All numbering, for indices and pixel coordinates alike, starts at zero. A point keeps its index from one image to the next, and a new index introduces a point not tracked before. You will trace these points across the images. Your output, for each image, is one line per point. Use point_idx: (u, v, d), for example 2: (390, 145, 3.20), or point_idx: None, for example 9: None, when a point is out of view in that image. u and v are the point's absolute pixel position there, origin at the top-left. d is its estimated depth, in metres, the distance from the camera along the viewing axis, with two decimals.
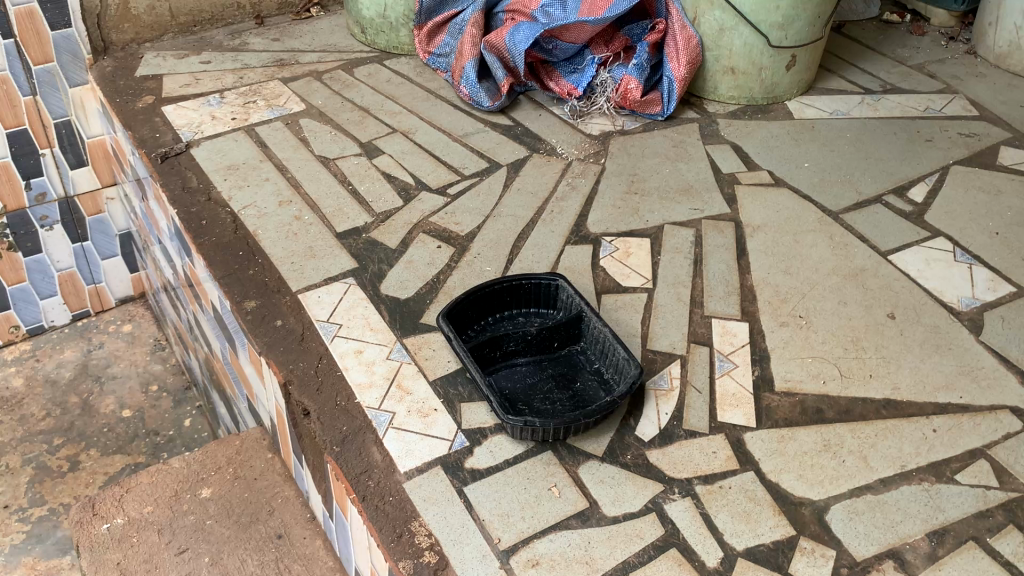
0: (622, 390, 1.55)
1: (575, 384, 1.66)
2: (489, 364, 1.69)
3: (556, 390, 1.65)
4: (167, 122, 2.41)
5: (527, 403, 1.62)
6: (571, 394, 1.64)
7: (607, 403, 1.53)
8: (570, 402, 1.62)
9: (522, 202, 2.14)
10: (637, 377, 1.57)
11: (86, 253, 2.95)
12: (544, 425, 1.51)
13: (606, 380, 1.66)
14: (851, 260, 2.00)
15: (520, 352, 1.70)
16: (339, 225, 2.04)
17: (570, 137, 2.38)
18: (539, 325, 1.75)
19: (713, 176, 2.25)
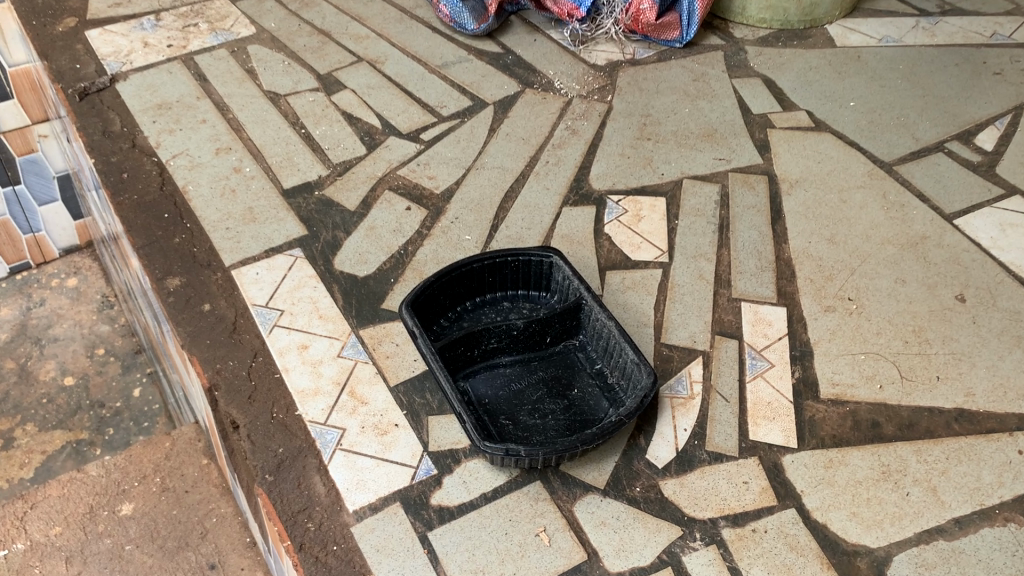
0: (631, 407, 1.22)
1: (571, 392, 1.33)
2: (465, 366, 1.36)
3: (548, 399, 1.32)
4: (90, 50, 2.02)
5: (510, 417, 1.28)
6: (567, 405, 1.31)
7: (611, 423, 1.20)
8: (565, 416, 1.29)
9: (511, 150, 1.77)
10: (649, 389, 1.24)
11: (19, 199, 2.51)
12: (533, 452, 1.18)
13: (610, 386, 1.33)
14: (909, 226, 1.64)
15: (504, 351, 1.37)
16: (287, 180, 1.69)
17: (571, 69, 1.99)
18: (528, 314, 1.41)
19: (740, 117, 1.88)
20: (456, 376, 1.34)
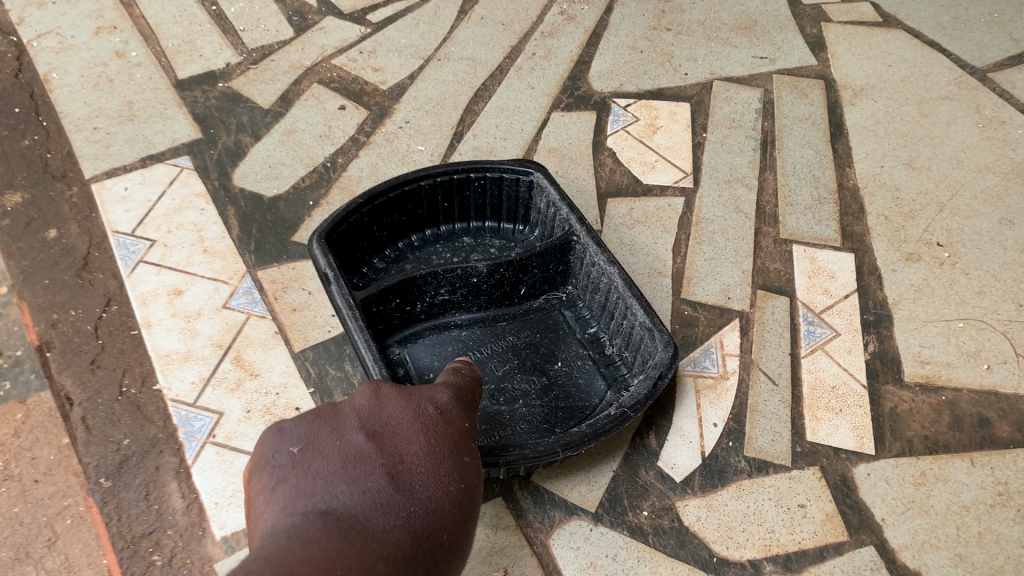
0: (639, 393, 0.83)
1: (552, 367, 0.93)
2: (402, 327, 0.95)
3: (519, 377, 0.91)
4: None
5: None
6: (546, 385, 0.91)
7: (610, 417, 0.81)
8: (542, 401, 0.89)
9: (487, 38, 1.34)
10: (667, 366, 0.84)
11: None
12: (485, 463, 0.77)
13: (608, 359, 0.94)
14: (1013, 150, 1.23)
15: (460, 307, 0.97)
16: (184, 67, 1.26)
17: None
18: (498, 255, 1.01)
19: (786, 7, 1.44)
20: (388, 340, 0.94)
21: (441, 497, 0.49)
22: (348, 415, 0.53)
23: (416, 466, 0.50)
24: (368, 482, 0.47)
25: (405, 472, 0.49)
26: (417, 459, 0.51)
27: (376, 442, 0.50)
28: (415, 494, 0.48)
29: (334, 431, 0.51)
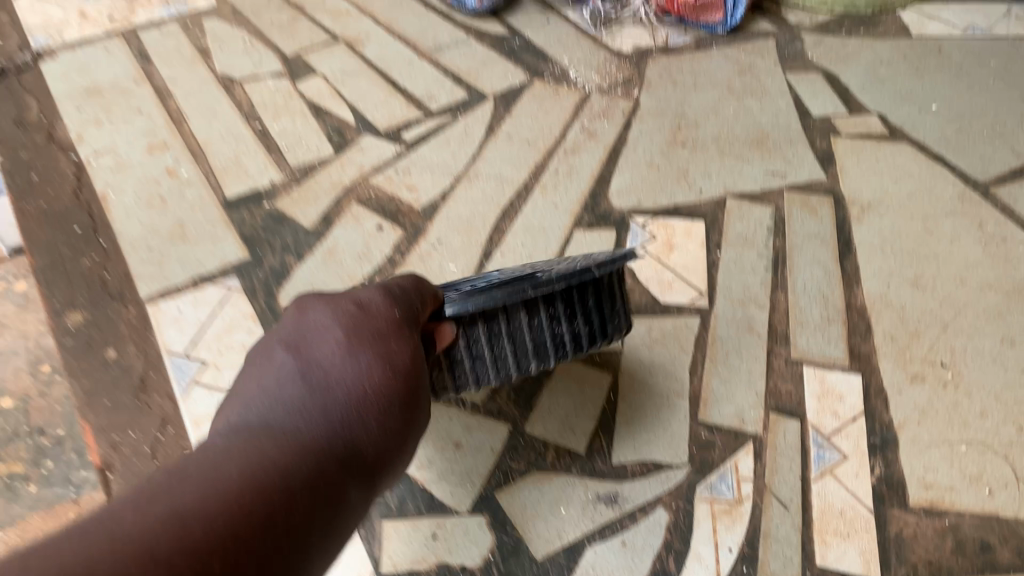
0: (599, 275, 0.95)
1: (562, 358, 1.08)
2: None
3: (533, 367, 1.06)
4: (14, 21, 1.69)
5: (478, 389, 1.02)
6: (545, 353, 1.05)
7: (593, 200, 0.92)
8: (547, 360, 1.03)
9: (513, 156, 1.43)
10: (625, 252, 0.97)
11: None
12: (469, 321, 0.90)
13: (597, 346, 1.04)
14: (1014, 267, 1.29)
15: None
16: (232, 186, 1.36)
17: (589, 55, 1.65)
18: None
19: (797, 121, 1.53)
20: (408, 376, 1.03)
21: (384, 375, 0.66)
22: (282, 331, 0.69)
23: (334, 365, 0.65)
24: (312, 358, 0.65)
25: (322, 369, 0.64)
26: (339, 350, 0.66)
27: (298, 349, 0.66)
28: (337, 394, 0.63)
29: (269, 354, 0.66)
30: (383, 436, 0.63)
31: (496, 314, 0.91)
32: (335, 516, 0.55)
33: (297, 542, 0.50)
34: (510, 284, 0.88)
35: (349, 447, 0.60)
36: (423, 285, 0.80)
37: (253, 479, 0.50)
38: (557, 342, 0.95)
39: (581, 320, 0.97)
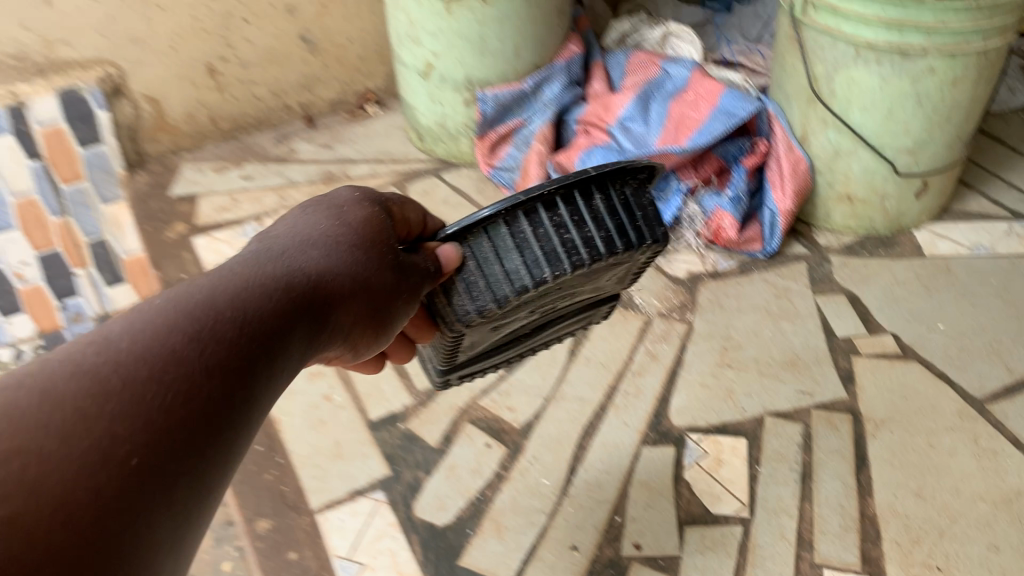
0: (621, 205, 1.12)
1: (563, 297, 1.23)
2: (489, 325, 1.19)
3: (536, 310, 1.22)
4: (197, 261, 2.19)
5: (484, 329, 1.20)
6: (563, 291, 1.18)
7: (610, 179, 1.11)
8: (548, 296, 1.17)
9: (591, 378, 1.80)
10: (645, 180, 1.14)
11: None
12: (490, 226, 1.07)
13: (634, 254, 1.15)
14: (1002, 479, 1.59)
15: (521, 325, 1.30)
16: (373, 410, 1.76)
17: (652, 281, 2.02)
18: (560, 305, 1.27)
19: (824, 342, 1.86)
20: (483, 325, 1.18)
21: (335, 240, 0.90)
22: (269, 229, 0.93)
23: (292, 237, 0.89)
24: (280, 237, 0.89)
25: (283, 241, 0.88)
26: (303, 228, 0.91)
27: (269, 237, 0.90)
28: (295, 253, 0.86)
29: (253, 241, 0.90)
30: (334, 274, 0.86)
31: (516, 215, 1.07)
32: (292, 334, 0.77)
33: (254, 341, 0.71)
34: (509, 207, 1.05)
35: (294, 279, 0.82)
36: (419, 214, 1.07)
37: (228, 305, 0.72)
38: (566, 245, 1.08)
39: (593, 226, 1.09)
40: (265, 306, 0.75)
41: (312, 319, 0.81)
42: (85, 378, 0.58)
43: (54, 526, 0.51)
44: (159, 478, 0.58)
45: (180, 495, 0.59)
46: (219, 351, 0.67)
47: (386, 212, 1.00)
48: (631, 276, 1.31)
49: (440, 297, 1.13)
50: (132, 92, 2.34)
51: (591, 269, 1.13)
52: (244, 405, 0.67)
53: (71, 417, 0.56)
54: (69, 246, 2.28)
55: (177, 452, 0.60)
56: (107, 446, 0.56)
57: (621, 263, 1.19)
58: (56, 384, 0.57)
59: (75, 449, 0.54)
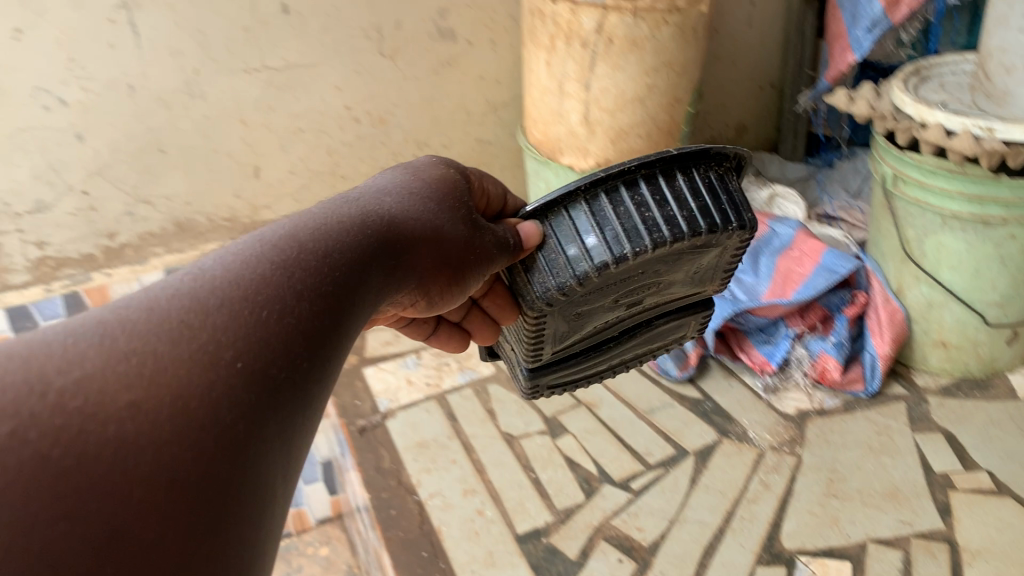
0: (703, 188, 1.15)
1: (649, 291, 1.25)
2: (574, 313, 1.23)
3: (621, 302, 1.24)
4: (366, 388, 2.55)
5: (568, 319, 1.22)
6: (648, 281, 1.21)
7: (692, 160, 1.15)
8: (633, 286, 1.20)
9: (710, 502, 2.05)
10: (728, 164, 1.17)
11: None
12: (569, 204, 1.13)
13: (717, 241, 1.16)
14: None
15: (610, 323, 1.30)
16: (520, 524, 2.05)
17: (764, 417, 2.28)
18: (647, 305, 1.29)
19: (922, 475, 2.07)
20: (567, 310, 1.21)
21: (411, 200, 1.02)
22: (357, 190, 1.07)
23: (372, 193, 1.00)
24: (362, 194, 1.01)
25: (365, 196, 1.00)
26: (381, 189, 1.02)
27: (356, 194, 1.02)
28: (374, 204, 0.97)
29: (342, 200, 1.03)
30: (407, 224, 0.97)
31: (597, 194, 1.12)
32: (368, 272, 0.86)
33: (332, 273, 0.80)
34: (588, 184, 1.11)
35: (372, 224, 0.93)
36: (498, 188, 1.22)
37: (303, 250, 0.80)
38: (647, 222, 1.11)
39: (675, 206, 1.12)
40: (337, 248, 0.84)
41: (377, 267, 0.90)
42: (185, 298, 0.67)
43: (178, 413, 0.58)
44: (260, 382, 0.65)
45: (283, 394, 0.67)
46: (298, 282, 0.76)
47: (460, 185, 1.10)
48: (722, 279, 1.31)
49: (522, 279, 1.18)
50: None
51: (676, 251, 1.15)
52: (327, 330, 0.74)
53: (178, 326, 0.64)
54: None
55: (271, 360, 0.67)
56: (213, 356, 0.63)
57: (704, 255, 1.20)
58: (161, 305, 0.65)
59: (185, 351, 0.62)
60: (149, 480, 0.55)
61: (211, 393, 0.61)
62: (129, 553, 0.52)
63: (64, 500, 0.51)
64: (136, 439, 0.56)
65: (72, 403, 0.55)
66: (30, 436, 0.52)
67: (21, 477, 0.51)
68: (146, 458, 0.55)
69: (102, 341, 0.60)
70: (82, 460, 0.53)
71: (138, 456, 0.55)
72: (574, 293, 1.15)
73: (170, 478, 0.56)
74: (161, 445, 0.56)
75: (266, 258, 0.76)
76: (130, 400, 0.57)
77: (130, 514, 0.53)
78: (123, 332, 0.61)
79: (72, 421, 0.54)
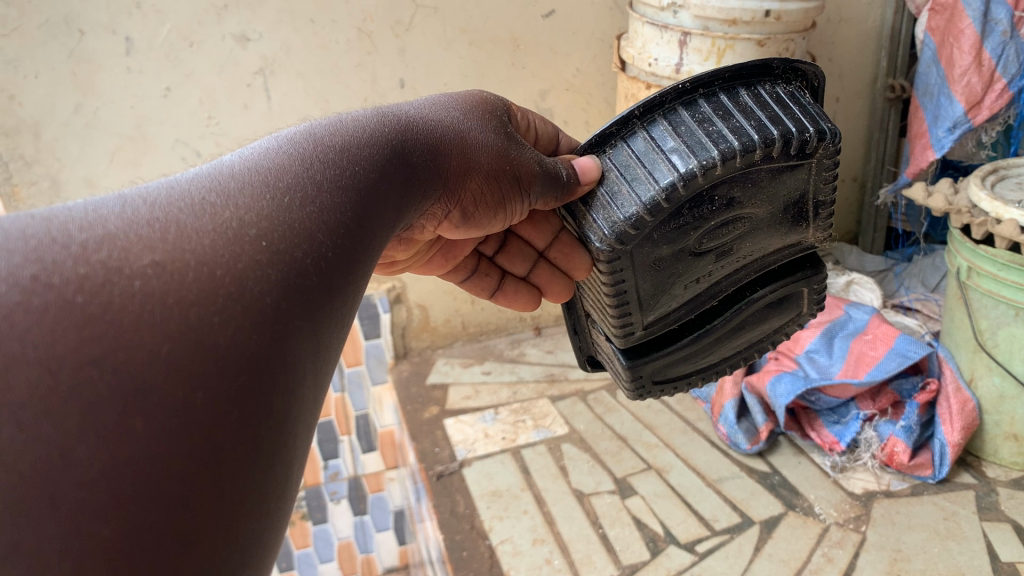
0: (767, 98, 1.12)
1: (737, 236, 1.17)
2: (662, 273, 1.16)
3: (707, 252, 1.16)
4: (446, 437, 2.69)
5: (649, 270, 1.14)
6: (732, 219, 1.13)
7: (748, 75, 1.13)
8: (718, 225, 1.13)
9: (773, 571, 2.10)
10: (785, 75, 1.15)
11: (367, 434, 3.10)
12: (627, 135, 1.13)
13: (794, 150, 1.10)
14: None
15: (701, 289, 1.23)
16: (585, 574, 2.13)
17: (831, 494, 2.32)
18: (736, 262, 1.22)
19: (989, 562, 2.07)
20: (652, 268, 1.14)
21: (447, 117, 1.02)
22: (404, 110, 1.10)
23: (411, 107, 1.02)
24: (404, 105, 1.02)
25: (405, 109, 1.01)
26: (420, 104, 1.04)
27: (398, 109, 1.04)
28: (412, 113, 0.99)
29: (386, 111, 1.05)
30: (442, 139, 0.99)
31: (654, 119, 1.11)
32: (395, 174, 0.87)
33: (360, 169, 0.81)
34: (643, 109, 1.11)
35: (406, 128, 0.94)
36: (547, 127, 1.31)
37: (330, 147, 0.81)
38: (711, 134, 1.07)
39: (740, 118, 1.09)
40: (368, 152, 0.84)
41: (409, 182, 0.90)
42: (208, 183, 0.69)
43: (203, 279, 0.60)
44: (284, 260, 0.65)
45: (311, 275, 0.67)
46: (322, 173, 0.76)
47: (500, 115, 1.11)
48: (819, 220, 1.22)
49: (586, 223, 1.14)
50: (409, 300, 3.00)
51: (748, 168, 1.09)
52: (355, 222, 0.74)
53: (198, 205, 0.66)
54: (341, 416, 3.09)
55: (296, 243, 0.67)
56: (234, 232, 0.65)
57: (788, 173, 1.14)
58: (183, 185, 0.68)
59: (207, 225, 0.64)
60: (175, 338, 0.57)
61: (235, 265, 0.62)
62: (152, 407, 0.55)
63: (94, 344, 0.54)
64: (160, 296, 0.57)
65: (97, 256, 0.58)
66: (53, 282, 0.55)
67: (46, 324, 0.53)
68: (169, 316, 0.57)
69: (126, 211, 0.63)
70: (105, 308, 0.55)
71: (163, 311, 0.57)
72: (648, 226, 1.09)
73: (196, 340, 0.57)
74: (187, 307, 0.58)
75: (292, 152, 0.77)
76: (152, 260, 0.59)
77: (154, 369, 0.55)
78: (145, 205, 0.64)
79: (98, 271, 0.57)
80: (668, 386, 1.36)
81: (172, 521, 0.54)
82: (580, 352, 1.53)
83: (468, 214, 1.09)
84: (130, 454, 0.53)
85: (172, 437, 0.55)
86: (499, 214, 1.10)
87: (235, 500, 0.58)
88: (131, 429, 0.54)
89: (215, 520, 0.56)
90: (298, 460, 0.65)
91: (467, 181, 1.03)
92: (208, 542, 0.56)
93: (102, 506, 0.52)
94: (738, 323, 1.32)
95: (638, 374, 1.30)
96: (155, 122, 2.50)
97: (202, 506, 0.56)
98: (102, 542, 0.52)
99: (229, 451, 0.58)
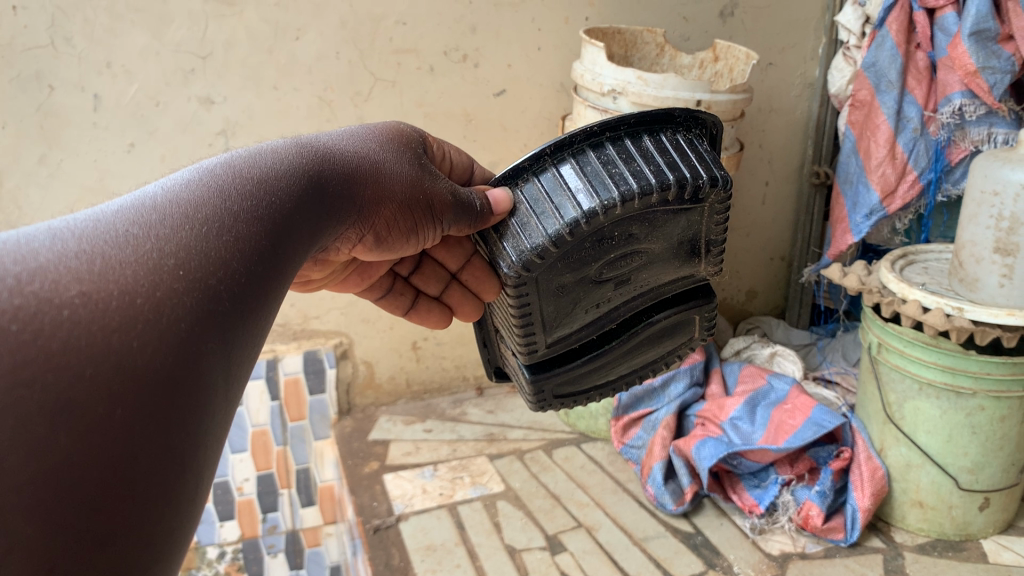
0: (668, 146, 1.26)
1: (635, 267, 1.32)
2: (563, 296, 1.30)
3: (607, 280, 1.31)
4: (384, 491, 2.76)
5: (552, 295, 1.29)
6: (630, 251, 1.28)
7: (652, 123, 1.27)
8: (617, 256, 1.28)
9: None
10: (688, 125, 1.30)
11: (307, 487, 3.14)
12: (538, 170, 1.25)
13: (688, 195, 1.25)
14: None
15: (600, 312, 1.37)
16: None
17: (750, 554, 2.44)
18: (634, 290, 1.36)
19: None
20: (553, 292, 1.28)
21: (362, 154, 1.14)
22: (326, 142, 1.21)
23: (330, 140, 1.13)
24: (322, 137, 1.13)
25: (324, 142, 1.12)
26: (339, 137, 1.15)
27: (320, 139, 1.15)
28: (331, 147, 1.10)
29: None
30: (352, 173, 1.10)
31: (563, 157, 1.24)
32: (308, 201, 0.97)
33: (273, 197, 0.91)
34: (553, 147, 1.23)
35: (322, 161, 1.05)
36: (464, 158, 1.45)
37: (245, 177, 0.90)
38: (613, 176, 1.21)
39: (641, 163, 1.23)
40: (283, 182, 0.94)
41: (322, 213, 1.00)
42: (130, 212, 0.76)
43: (125, 307, 0.66)
44: (199, 289, 0.72)
45: (224, 300, 0.74)
46: (238, 204, 0.85)
47: (415, 149, 1.24)
48: (711, 257, 1.38)
49: (498, 251, 1.27)
50: (355, 357, 3.10)
51: (645, 209, 1.24)
52: (268, 249, 0.83)
53: (120, 234, 0.73)
54: (281, 469, 3.12)
55: (212, 271, 0.75)
56: (154, 262, 0.71)
57: (681, 215, 1.29)
58: (108, 216, 0.75)
59: (130, 256, 0.70)
60: (97, 362, 0.62)
61: (154, 295, 0.69)
62: (75, 422, 0.60)
63: (27, 367, 0.59)
64: (86, 323, 0.63)
65: (30, 288, 0.63)
66: None
67: None
68: (92, 343, 0.63)
69: (55, 244, 0.68)
70: (35, 335, 0.61)
71: (88, 337, 0.63)
72: (551, 256, 1.23)
73: (117, 363, 0.63)
74: (109, 333, 0.64)
75: (210, 183, 0.86)
76: (80, 290, 0.65)
77: (79, 388, 0.61)
78: (72, 236, 0.70)
79: (30, 302, 0.62)
80: (569, 400, 1.49)
81: (87, 523, 0.59)
82: (488, 363, 1.65)
83: (381, 240, 1.20)
84: (55, 465, 0.59)
85: (95, 450, 0.60)
86: (411, 240, 1.23)
87: (145, 510, 0.62)
88: (56, 444, 0.59)
89: (128, 526, 0.61)
90: (207, 480, 0.70)
91: (379, 211, 1.15)
92: (121, 547, 0.61)
93: (28, 511, 0.57)
94: (634, 347, 1.46)
95: (540, 387, 1.43)
96: (117, 175, 2.60)
97: (114, 511, 0.60)
98: (24, 543, 0.56)
99: (142, 465, 0.63)
